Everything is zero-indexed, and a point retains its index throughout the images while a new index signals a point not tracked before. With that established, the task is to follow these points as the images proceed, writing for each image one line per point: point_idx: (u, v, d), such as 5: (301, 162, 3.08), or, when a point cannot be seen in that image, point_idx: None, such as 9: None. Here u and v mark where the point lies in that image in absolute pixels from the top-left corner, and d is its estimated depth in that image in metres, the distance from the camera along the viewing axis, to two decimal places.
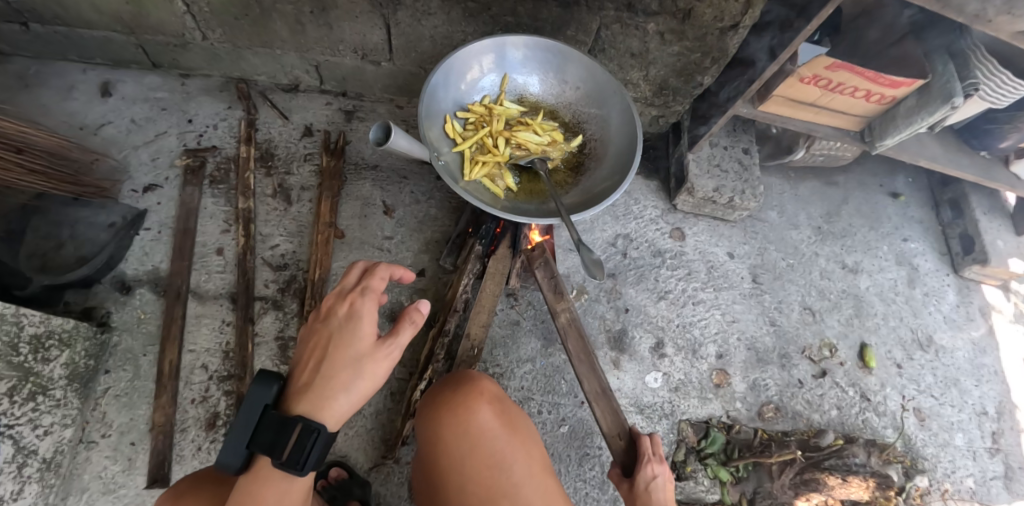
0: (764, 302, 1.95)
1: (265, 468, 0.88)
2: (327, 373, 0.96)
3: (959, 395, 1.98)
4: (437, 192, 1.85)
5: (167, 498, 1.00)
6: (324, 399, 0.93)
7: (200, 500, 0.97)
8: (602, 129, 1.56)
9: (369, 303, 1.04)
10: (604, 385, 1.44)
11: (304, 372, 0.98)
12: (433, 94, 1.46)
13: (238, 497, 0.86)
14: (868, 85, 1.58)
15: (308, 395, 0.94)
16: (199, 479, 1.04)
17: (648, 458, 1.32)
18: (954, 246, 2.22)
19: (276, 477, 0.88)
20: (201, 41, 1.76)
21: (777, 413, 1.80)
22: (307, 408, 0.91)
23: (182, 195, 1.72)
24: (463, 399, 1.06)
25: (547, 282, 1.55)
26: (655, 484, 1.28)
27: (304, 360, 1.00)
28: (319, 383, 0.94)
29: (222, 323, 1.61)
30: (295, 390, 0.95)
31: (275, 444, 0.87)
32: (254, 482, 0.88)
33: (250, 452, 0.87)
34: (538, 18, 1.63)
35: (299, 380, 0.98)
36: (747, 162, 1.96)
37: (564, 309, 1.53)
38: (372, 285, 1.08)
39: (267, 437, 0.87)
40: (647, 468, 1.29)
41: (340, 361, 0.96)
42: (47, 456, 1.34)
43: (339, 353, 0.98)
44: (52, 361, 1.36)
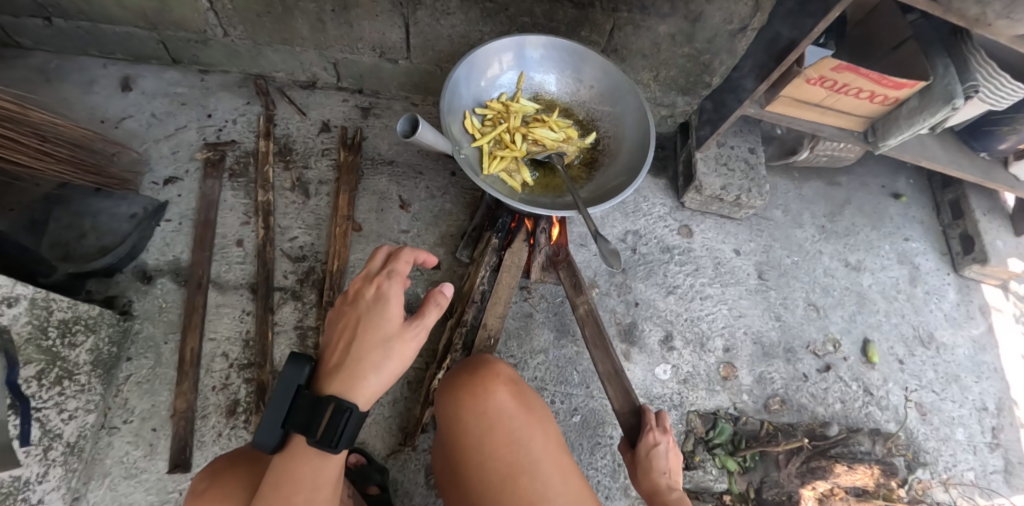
0: (770, 298, 1.99)
1: (300, 446, 0.89)
2: (356, 353, 0.97)
3: (959, 390, 2.03)
4: (451, 188, 1.89)
5: (206, 474, 1.03)
6: (355, 379, 0.94)
7: (239, 476, 1.00)
8: (616, 127, 1.61)
9: (395, 286, 1.07)
10: (617, 366, 1.45)
11: (333, 354, 0.99)
12: (454, 90, 1.50)
13: (275, 474, 0.87)
14: (872, 86, 1.62)
15: (339, 375, 0.95)
16: (235, 456, 1.07)
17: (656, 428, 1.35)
18: (954, 245, 2.27)
19: (310, 455, 0.89)
20: (222, 38, 1.80)
21: (783, 405, 1.84)
22: (340, 389, 0.92)
23: (203, 188, 1.75)
24: (479, 382, 1.04)
25: (569, 280, 1.62)
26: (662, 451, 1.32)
27: (334, 343, 1.01)
28: (350, 364, 0.95)
29: (242, 313, 1.64)
30: (326, 371, 0.96)
31: (310, 423, 0.88)
32: (289, 460, 0.88)
33: (286, 431, 0.89)
34: (553, 19, 1.68)
35: (328, 362, 0.99)
36: (754, 162, 2.01)
37: (584, 301, 1.57)
38: (397, 269, 1.11)
39: (302, 417, 0.89)
40: (652, 436, 1.33)
41: (370, 342, 0.98)
42: (71, 440, 1.37)
43: (368, 334, 0.99)
44: (78, 346, 1.38)
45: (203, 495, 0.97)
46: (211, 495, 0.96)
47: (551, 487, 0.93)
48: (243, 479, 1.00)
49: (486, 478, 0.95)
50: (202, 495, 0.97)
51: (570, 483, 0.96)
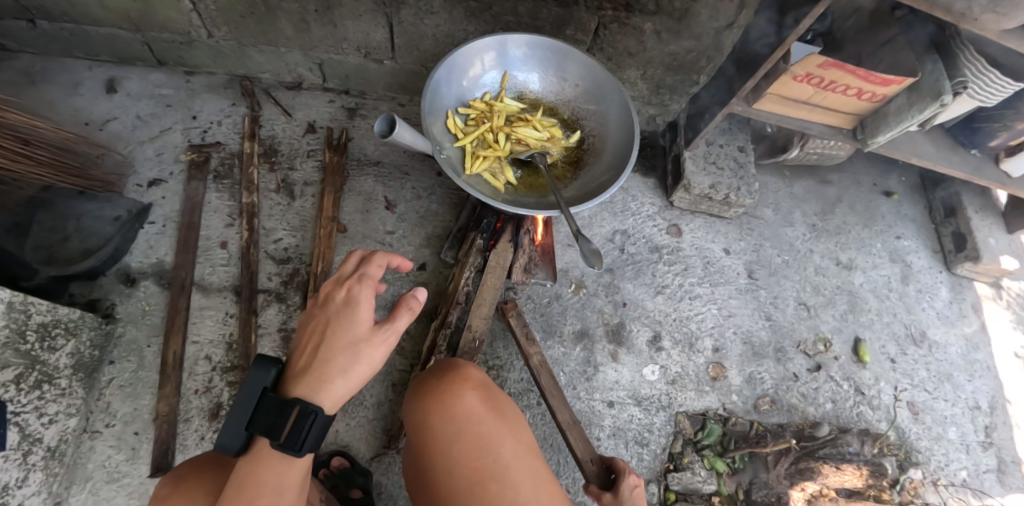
0: (760, 297, 1.98)
1: (265, 449, 0.88)
2: (324, 356, 0.95)
3: (952, 390, 2.01)
4: (438, 188, 1.88)
5: (169, 479, 1.01)
6: (323, 383, 0.93)
7: (203, 481, 0.98)
8: (601, 125, 1.59)
9: (366, 290, 1.04)
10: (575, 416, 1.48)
11: (300, 356, 0.98)
12: (436, 91, 1.49)
13: (239, 478, 0.86)
14: (860, 83, 1.60)
15: (306, 378, 0.93)
16: (199, 461, 1.05)
17: (623, 469, 1.33)
18: (947, 244, 2.26)
19: (275, 458, 0.88)
20: (206, 39, 1.80)
21: (773, 405, 1.82)
22: (305, 391, 0.91)
23: (187, 190, 1.74)
24: (448, 386, 1.01)
25: (520, 329, 1.60)
26: (628, 491, 1.28)
27: (302, 344, 1.00)
28: (317, 367, 0.94)
29: (225, 315, 1.63)
30: (293, 373, 0.95)
31: (274, 426, 0.87)
32: (254, 464, 0.87)
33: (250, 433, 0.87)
34: (538, 17, 1.67)
35: (296, 364, 0.97)
36: (743, 160, 1.99)
37: (536, 352, 1.57)
38: (369, 272, 1.07)
39: (266, 419, 0.87)
40: (624, 477, 1.30)
41: (338, 345, 0.96)
42: (51, 444, 1.36)
43: (336, 337, 0.97)
44: (59, 350, 1.37)
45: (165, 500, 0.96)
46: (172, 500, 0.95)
47: (520, 492, 0.93)
48: (205, 483, 0.98)
49: (455, 484, 0.93)
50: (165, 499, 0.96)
51: (540, 488, 0.95)
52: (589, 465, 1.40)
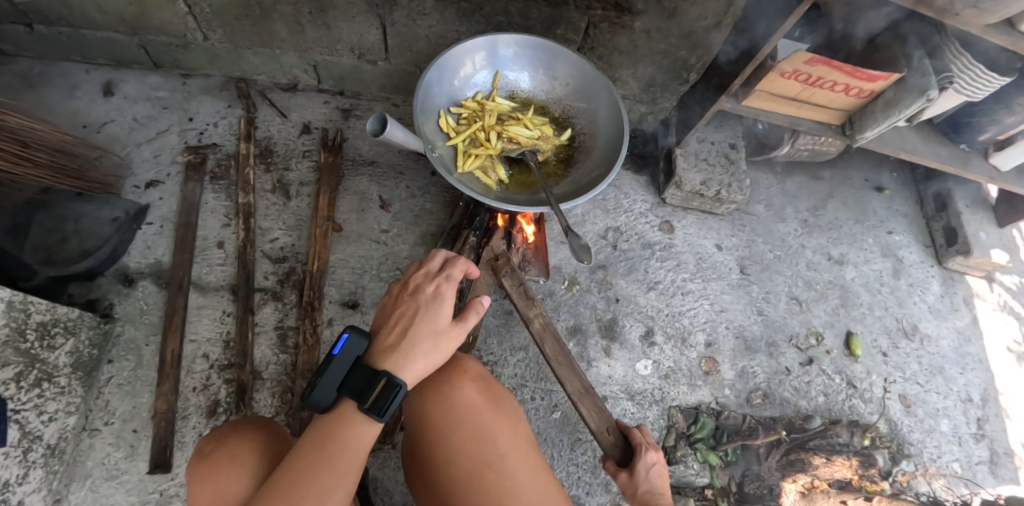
0: (752, 292, 2.00)
1: (349, 412, 0.88)
2: (411, 338, 0.94)
3: (944, 382, 2.03)
4: (432, 187, 1.90)
5: (211, 438, 1.01)
6: (407, 363, 0.92)
7: (246, 441, 0.98)
8: (590, 123, 1.62)
9: (453, 290, 1.03)
10: (586, 383, 1.40)
11: (387, 336, 0.96)
12: (427, 91, 1.51)
13: (320, 436, 0.85)
14: (846, 79, 1.62)
15: (391, 356, 0.92)
16: (243, 423, 1.05)
17: (641, 446, 1.24)
18: (938, 238, 2.28)
19: (357, 421, 0.87)
20: (202, 42, 1.82)
21: (765, 399, 1.84)
22: (392, 365, 0.90)
23: (184, 191, 1.76)
24: (445, 378, 1.02)
25: (516, 290, 1.54)
26: (644, 470, 1.20)
27: (390, 323, 0.98)
28: (404, 346, 0.93)
29: (222, 314, 1.65)
30: (379, 350, 0.93)
31: (364, 391, 0.87)
32: (337, 424, 0.87)
33: (340, 394, 0.88)
34: (529, 17, 1.69)
35: (382, 342, 0.95)
36: (734, 157, 2.01)
37: (537, 314, 1.50)
38: (455, 273, 1.06)
39: (357, 384, 0.88)
40: (642, 455, 1.21)
41: (424, 329, 0.95)
42: (52, 441, 1.38)
43: (423, 322, 0.96)
44: (58, 349, 1.39)
45: (212, 457, 0.95)
46: (220, 457, 0.94)
47: (519, 481, 0.92)
48: (258, 447, 0.98)
49: (453, 473, 0.93)
50: (211, 455, 0.95)
51: (539, 477, 0.94)
52: (604, 435, 1.32)
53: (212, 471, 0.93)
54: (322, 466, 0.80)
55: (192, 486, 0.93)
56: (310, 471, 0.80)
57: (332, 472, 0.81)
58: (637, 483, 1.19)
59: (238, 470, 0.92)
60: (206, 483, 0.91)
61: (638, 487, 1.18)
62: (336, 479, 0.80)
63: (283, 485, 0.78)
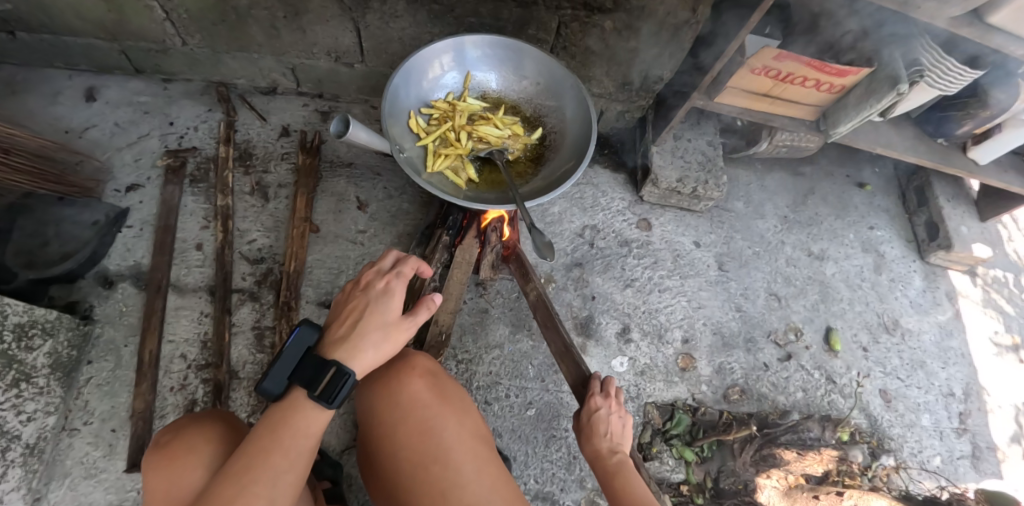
0: (730, 289, 2.00)
1: (299, 399, 0.90)
2: (360, 330, 0.98)
3: (925, 377, 2.03)
4: (409, 188, 1.92)
5: (170, 431, 1.03)
6: (357, 353, 0.95)
7: (205, 434, 1.01)
8: (561, 121, 1.63)
9: (402, 285, 1.07)
10: (564, 342, 1.47)
11: (338, 328, 1.00)
12: (396, 94, 1.53)
13: (271, 421, 0.87)
14: (816, 74, 1.63)
15: (341, 346, 0.95)
16: (203, 418, 1.07)
17: (591, 393, 1.32)
18: (920, 233, 2.28)
19: (307, 407, 0.89)
20: (181, 47, 1.85)
21: (743, 395, 1.84)
22: (342, 356, 0.93)
23: (164, 194, 1.79)
24: (395, 374, 1.05)
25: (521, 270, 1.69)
26: (591, 415, 1.28)
27: (341, 319, 1.02)
28: (353, 337, 0.96)
29: (200, 314, 1.67)
30: (330, 341, 0.97)
31: (314, 379, 0.90)
32: (287, 410, 0.89)
33: (291, 383, 0.91)
34: (500, 18, 1.71)
35: (332, 335, 0.99)
36: (711, 154, 2.02)
37: (533, 288, 1.61)
38: (406, 270, 1.11)
39: (308, 372, 0.91)
40: (591, 402, 1.30)
41: (374, 322, 0.99)
42: (30, 441, 1.41)
43: (372, 315, 1.00)
44: (36, 350, 1.42)
45: (169, 448, 0.98)
46: (178, 448, 0.97)
47: (463, 472, 0.93)
48: (214, 439, 1.00)
49: (400, 467, 0.96)
50: (169, 446, 0.98)
51: (484, 469, 0.96)
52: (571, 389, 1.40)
53: (168, 462, 0.95)
54: (273, 452, 0.82)
55: (148, 476, 0.95)
56: (261, 456, 0.81)
57: (284, 456, 0.83)
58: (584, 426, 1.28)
59: (194, 461, 0.95)
60: (162, 473, 0.93)
61: (584, 430, 1.27)
62: (287, 462, 0.82)
63: (236, 471, 0.79)
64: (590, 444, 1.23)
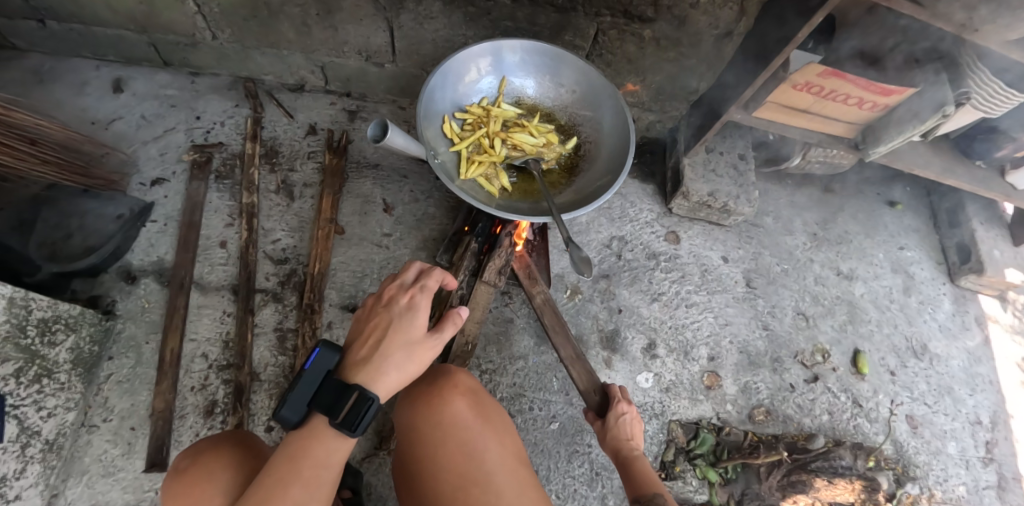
0: (757, 306, 1.96)
1: (318, 426, 0.87)
2: (384, 351, 0.95)
3: (953, 403, 1.99)
4: (436, 192, 1.90)
5: (187, 454, 1.02)
6: (381, 375, 0.92)
7: (221, 457, 0.99)
8: (596, 132, 1.60)
9: (427, 300, 1.04)
10: (579, 351, 1.56)
11: (360, 349, 0.97)
12: (431, 96, 1.50)
13: (289, 451, 0.84)
14: (860, 92, 1.59)
15: (363, 368, 0.92)
16: (219, 440, 1.06)
17: (617, 398, 1.44)
18: (951, 255, 2.24)
19: (327, 435, 0.86)
20: (210, 41, 1.82)
21: (768, 416, 1.81)
22: (365, 379, 0.91)
23: (189, 190, 1.77)
24: (438, 391, 1.03)
25: (523, 272, 1.66)
26: (617, 418, 1.39)
27: (363, 338, 0.99)
28: (377, 359, 0.93)
29: (223, 314, 1.65)
30: (352, 363, 0.94)
31: (334, 405, 0.86)
32: (306, 439, 0.85)
33: (310, 410, 0.87)
34: (536, 23, 1.68)
35: (354, 355, 0.96)
36: (743, 168, 1.98)
37: (539, 292, 1.64)
38: (430, 284, 1.07)
39: (327, 398, 0.87)
40: (617, 406, 1.41)
41: (397, 342, 0.96)
42: (50, 437, 1.38)
43: (396, 335, 0.97)
44: (58, 345, 1.40)
45: (187, 473, 0.96)
46: (194, 473, 0.95)
47: (503, 498, 0.90)
48: (231, 463, 0.98)
49: (440, 488, 0.93)
50: (185, 473, 0.96)
51: (526, 496, 0.91)
52: (589, 394, 1.50)
53: (186, 487, 0.93)
54: (292, 482, 0.79)
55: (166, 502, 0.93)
56: (279, 487, 0.78)
57: (304, 488, 0.79)
58: (608, 428, 1.38)
59: (211, 486, 0.93)
60: (180, 498, 0.92)
61: (609, 431, 1.37)
62: (305, 496, 0.79)
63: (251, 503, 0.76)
64: (615, 444, 1.34)
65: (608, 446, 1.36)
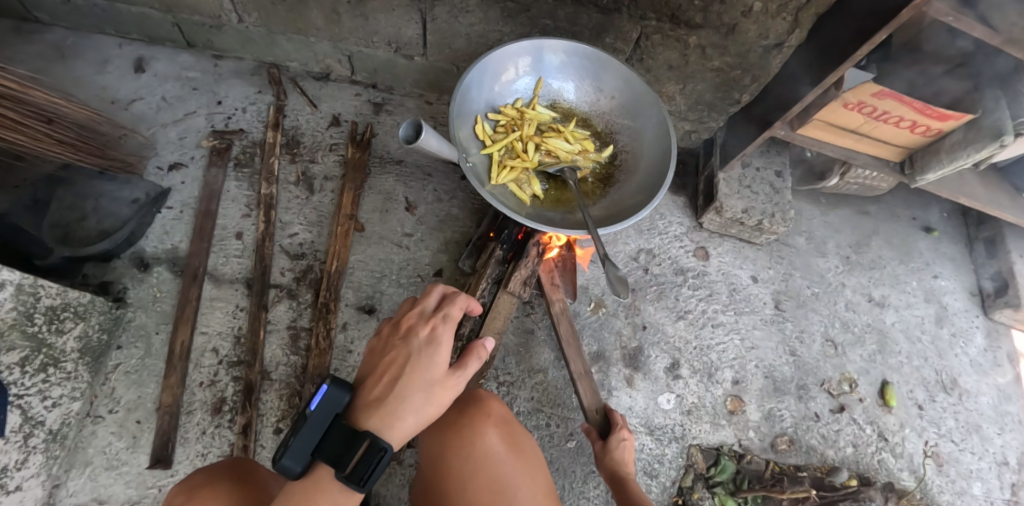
0: (785, 330, 1.89)
1: (323, 478, 0.80)
2: (399, 392, 0.88)
3: (980, 442, 1.91)
4: (460, 192, 1.83)
5: (185, 488, 0.97)
6: (396, 419, 0.85)
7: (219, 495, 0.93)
8: (635, 142, 1.52)
9: (450, 332, 0.98)
10: (587, 366, 1.54)
11: (373, 387, 0.90)
12: (466, 94, 1.44)
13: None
14: (915, 115, 1.50)
15: (378, 411, 0.85)
16: (219, 472, 1.00)
17: (618, 425, 1.45)
18: (986, 287, 2.15)
19: (331, 488, 0.79)
20: (236, 24, 1.76)
21: (791, 446, 1.74)
22: (377, 424, 0.83)
23: (207, 177, 1.71)
24: (469, 422, 1.01)
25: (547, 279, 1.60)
26: (617, 444, 1.41)
27: (377, 374, 0.92)
28: (391, 401, 0.86)
29: (235, 308, 1.60)
30: (364, 403, 0.87)
31: (341, 456, 0.79)
32: (309, 493, 0.78)
33: (314, 460, 0.79)
34: (577, 23, 1.61)
35: (365, 394, 0.88)
36: (780, 186, 1.90)
37: (559, 299, 1.60)
38: (452, 313, 1.01)
39: (333, 447, 0.80)
40: (618, 433, 1.43)
41: (416, 382, 0.89)
42: (54, 427, 1.34)
43: (414, 374, 0.90)
44: (66, 333, 1.35)
45: None
46: None
47: None
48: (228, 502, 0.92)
49: None
50: None
51: None
52: (592, 413, 1.50)
53: None
54: None
55: None
56: None
57: None
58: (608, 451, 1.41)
59: None
60: None
61: (607, 455, 1.40)
62: None
63: None
64: (612, 468, 1.38)
65: (604, 468, 1.40)
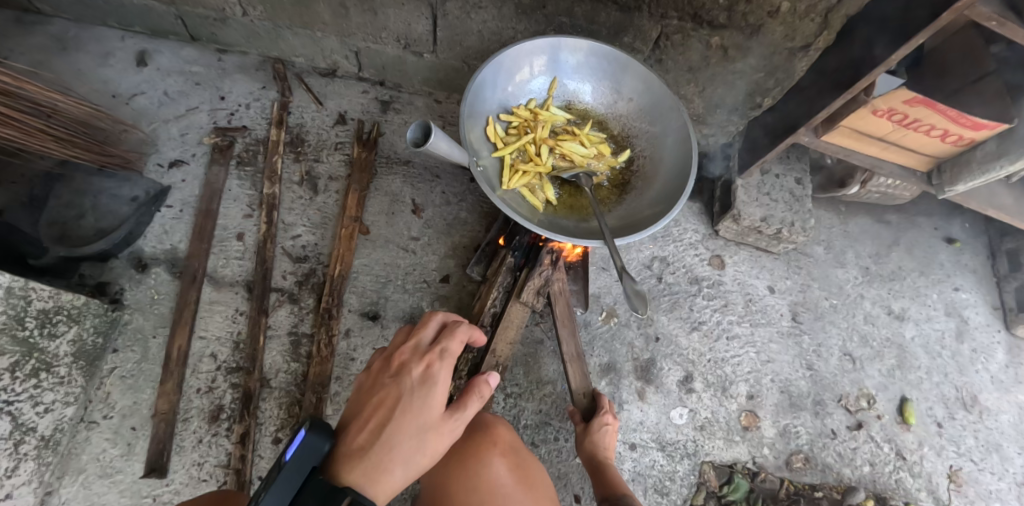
0: (802, 344, 1.83)
1: None
2: (387, 439, 0.85)
3: (1001, 462, 1.83)
4: (469, 195, 1.77)
5: None
6: (381, 472, 0.81)
7: None
8: (653, 146, 1.46)
9: (445, 370, 0.95)
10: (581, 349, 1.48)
11: (360, 432, 0.86)
12: (478, 94, 1.38)
13: None
14: (948, 124, 1.43)
15: (363, 461, 0.81)
16: None
17: (602, 409, 1.42)
18: (1008, 300, 2.07)
19: None
20: (241, 17, 1.70)
21: (806, 464, 1.68)
22: (360, 476, 0.79)
23: (208, 175, 1.66)
24: (477, 452, 1.06)
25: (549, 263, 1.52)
26: (599, 429, 1.40)
27: (365, 417, 0.89)
28: (378, 450, 0.83)
29: (235, 312, 1.54)
30: (348, 451, 0.83)
31: None
32: None
33: None
34: (595, 21, 1.54)
35: (351, 440, 0.85)
36: (800, 194, 1.83)
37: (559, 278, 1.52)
38: (450, 348, 0.99)
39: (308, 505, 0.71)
40: (600, 419, 1.41)
41: (406, 429, 0.87)
42: (45, 433, 1.29)
43: (405, 419, 0.88)
44: (59, 337, 1.30)
45: None
46: None
47: None
48: None
49: None
50: None
51: None
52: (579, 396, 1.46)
53: None
54: None
55: None
56: None
57: None
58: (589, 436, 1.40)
59: None
60: None
61: (589, 440, 1.39)
62: None
63: None
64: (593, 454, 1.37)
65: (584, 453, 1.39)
